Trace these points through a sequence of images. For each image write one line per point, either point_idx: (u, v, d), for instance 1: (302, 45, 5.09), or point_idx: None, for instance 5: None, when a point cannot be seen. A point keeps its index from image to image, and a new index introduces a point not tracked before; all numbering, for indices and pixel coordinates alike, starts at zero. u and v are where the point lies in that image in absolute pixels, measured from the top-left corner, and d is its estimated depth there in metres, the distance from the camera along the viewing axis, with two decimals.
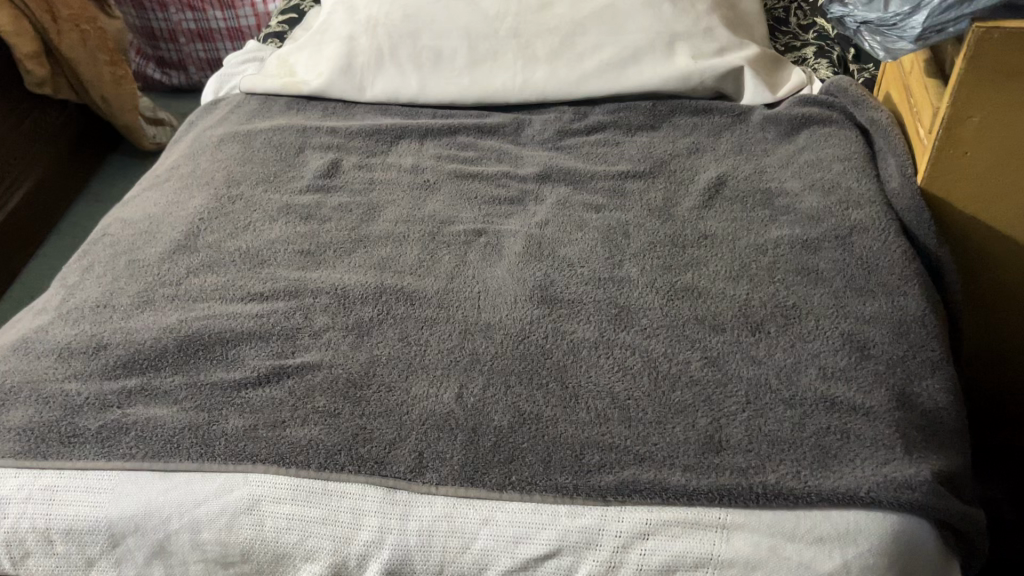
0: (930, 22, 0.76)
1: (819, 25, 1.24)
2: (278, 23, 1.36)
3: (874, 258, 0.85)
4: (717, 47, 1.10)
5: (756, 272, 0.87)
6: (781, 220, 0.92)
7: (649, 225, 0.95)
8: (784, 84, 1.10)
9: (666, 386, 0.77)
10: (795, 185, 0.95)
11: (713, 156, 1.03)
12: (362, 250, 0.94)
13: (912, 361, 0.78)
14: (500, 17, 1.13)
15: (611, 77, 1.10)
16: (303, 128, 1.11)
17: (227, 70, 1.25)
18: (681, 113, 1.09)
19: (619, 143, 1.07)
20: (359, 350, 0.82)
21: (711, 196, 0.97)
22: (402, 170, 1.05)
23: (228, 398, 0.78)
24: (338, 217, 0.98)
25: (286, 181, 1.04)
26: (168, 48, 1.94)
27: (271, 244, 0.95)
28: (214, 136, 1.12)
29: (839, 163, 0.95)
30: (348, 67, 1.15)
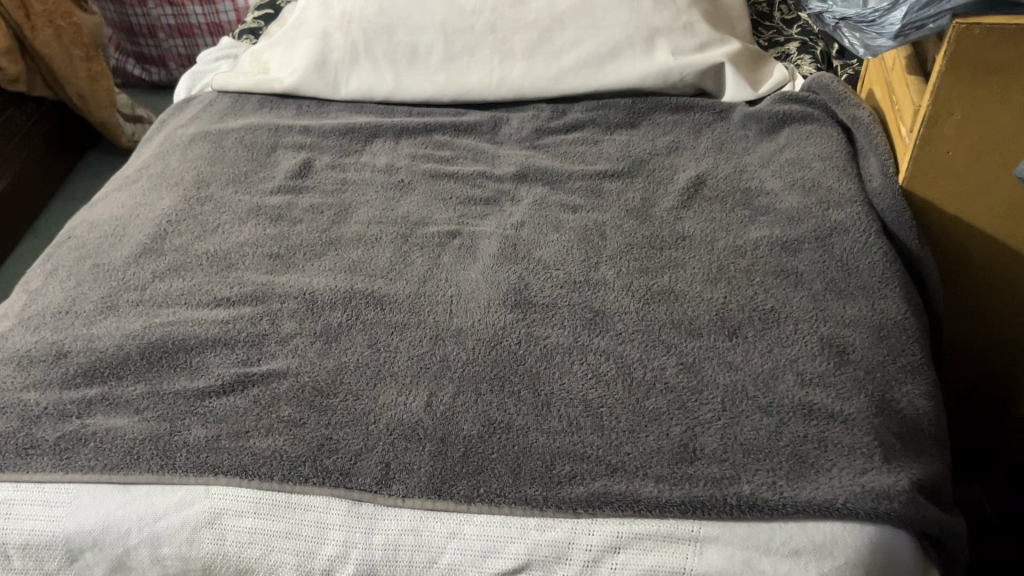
0: (910, 18, 0.74)
1: (802, 20, 1.22)
2: (253, 19, 1.33)
3: (855, 260, 0.83)
4: (697, 43, 1.07)
5: (734, 274, 0.85)
6: (760, 221, 0.90)
7: (627, 226, 0.93)
8: (766, 80, 1.08)
9: (641, 393, 0.75)
10: (775, 185, 0.93)
11: (693, 155, 1.01)
12: (332, 253, 0.92)
13: (892, 366, 0.76)
14: (476, 13, 1.11)
15: (589, 73, 1.08)
16: (275, 126, 1.09)
17: (200, 68, 1.22)
18: (661, 110, 1.07)
19: (598, 141, 1.05)
20: (327, 357, 0.80)
21: (690, 196, 0.95)
22: (376, 169, 1.03)
23: (191, 407, 0.76)
24: (309, 218, 0.96)
25: (257, 182, 1.01)
26: (147, 43, 1.91)
27: (240, 247, 0.92)
28: (184, 135, 1.10)
29: (820, 162, 0.93)
30: (321, 64, 1.13)
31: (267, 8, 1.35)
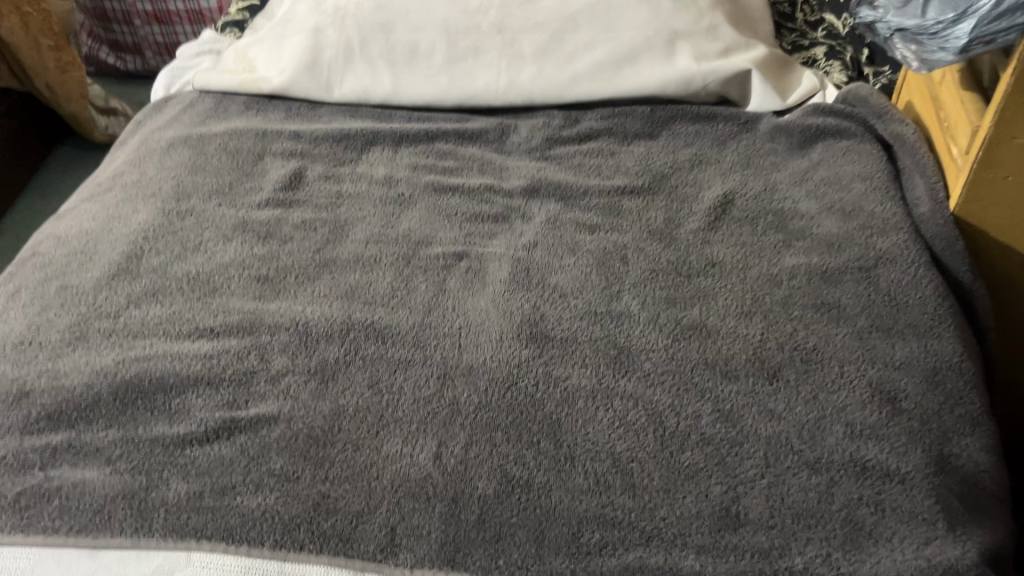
0: (976, 32, 0.66)
1: (828, 23, 1.15)
2: (238, 11, 1.24)
3: (903, 294, 0.76)
4: (721, 47, 1.00)
5: (771, 308, 0.78)
6: (796, 247, 0.83)
7: (650, 250, 0.85)
8: (794, 88, 1.00)
9: (674, 446, 0.67)
10: (810, 207, 0.86)
11: (718, 171, 0.93)
12: (327, 276, 0.83)
13: (950, 417, 0.69)
14: (481, 11, 1.02)
15: (605, 78, 0.99)
16: (263, 131, 1.00)
17: (180, 64, 1.13)
18: (682, 120, 1.00)
19: (614, 153, 0.97)
20: (322, 400, 0.72)
21: (717, 216, 0.88)
22: (374, 181, 0.95)
23: (169, 458, 0.68)
24: (301, 236, 0.88)
25: (242, 194, 0.93)
26: (123, 31, 1.80)
27: (224, 269, 0.84)
28: (163, 139, 1.00)
29: (860, 183, 0.85)
30: (313, 63, 1.04)
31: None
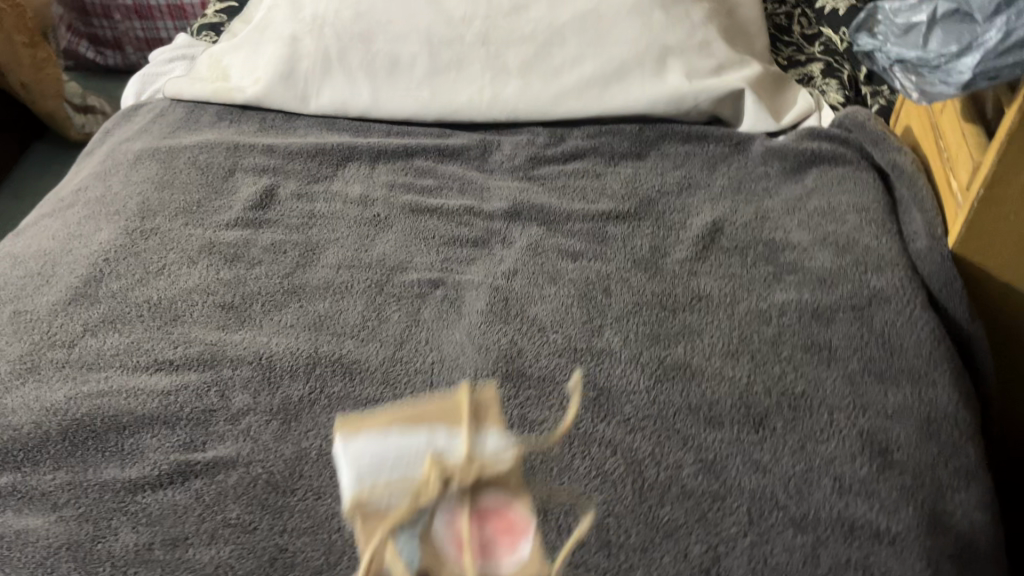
0: (982, 67, 0.63)
1: (826, 36, 1.10)
2: (215, 13, 1.19)
3: (898, 336, 0.72)
4: (714, 65, 0.96)
5: (759, 347, 0.74)
6: (786, 281, 0.79)
7: (634, 280, 0.81)
8: (789, 109, 0.96)
9: (654, 500, 0.64)
10: (802, 238, 0.82)
11: (708, 196, 0.89)
12: (295, 305, 0.79)
13: (944, 471, 0.65)
14: (465, 21, 0.98)
15: (592, 96, 0.95)
16: (234, 144, 0.96)
17: (152, 70, 1.08)
18: (671, 140, 0.96)
19: (600, 175, 0.93)
20: (283, 442, 0.68)
21: (705, 245, 0.84)
22: (348, 201, 0.90)
23: (119, 505, 0.64)
24: (270, 259, 0.84)
25: (210, 212, 0.89)
26: (103, 24, 1.75)
27: (187, 294, 0.80)
28: (130, 151, 0.96)
29: (854, 214, 0.81)
30: (289, 73, 1.00)
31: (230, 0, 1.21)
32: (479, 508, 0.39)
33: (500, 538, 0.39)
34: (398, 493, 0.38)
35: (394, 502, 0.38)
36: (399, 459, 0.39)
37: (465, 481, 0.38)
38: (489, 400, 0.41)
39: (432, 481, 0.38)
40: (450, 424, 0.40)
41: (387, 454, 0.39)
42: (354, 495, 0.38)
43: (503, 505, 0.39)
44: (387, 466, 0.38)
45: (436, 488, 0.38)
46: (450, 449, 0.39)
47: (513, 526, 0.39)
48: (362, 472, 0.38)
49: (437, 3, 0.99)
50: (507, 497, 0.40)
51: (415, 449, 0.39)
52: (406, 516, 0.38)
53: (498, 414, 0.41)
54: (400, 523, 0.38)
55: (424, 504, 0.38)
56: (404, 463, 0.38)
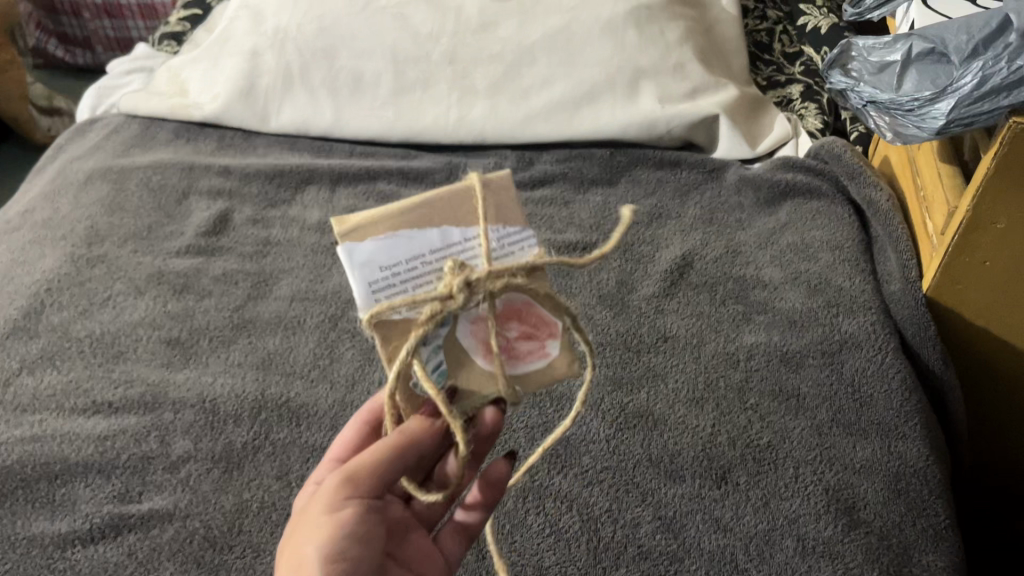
0: (957, 114, 0.60)
1: (807, 55, 1.07)
2: (177, 21, 1.16)
3: (868, 385, 0.70)
4: (688, 88, 0.92)
5: (724, 394, 0.71)
6: (756, 322, 0.76)
7: (599, 318, 0.78)
8: (765, 134, 0.93)
9: (608, 561, 0.61)
10: (774, 275, 0.79)
11: (678, 227, 0.86)
12: (244, 341, 0.76)
13: (912, 531, 0.62)
14: (432, 38, 0.95)
15: (561, 119, 0.92)
16: (188, 164, 0.92)
17: (108, 82, 1.04)
18: (643, 166, 0.93)
19: (568, 203, 0.90)
20: (224, 493, 0.65)
21: (674, 281, 0.81)
22: (306, 227, 0.87)
23: (46, 562, 0.61)
24: (221, 290, 0.80)
25: (161, 239, 0.85)
26: (71, 23, 1.70)
27: (131, 329, 0.77)
28: (81, 171, 0.92)
29: (828, 252, 0.78)
30: (248, 90, 0.96)
31: (194, 7, 1.16)
32: (504, 312, 0.50)
33: (521, 321, 0.50)
34: (426, 269, 0.47)
35: (414, 313, 0.47)
36: (414, 266, 0.47)
37: (484, 288, 0.46)
38: (499, 188, 0.50)
39: (454, 284, 0.46)
40: (457, 220, 0.48)
41: (403, 250, 0.47)
42: (374, 302, 0.47)
43: (526, 304, 0.50)
44: (401, 270, 0.47)
45: (461, 289, 0.46)
46: (465, 243, 0.48)
47: (533, 327, 0.51)
48: (378, 275, 0.47)
49: (402, 20, 0.96)
50: (522, 299, 0.50)
51: (431, 238, 0.48)
52: (430, 318, 0.46)
53: (508, 203, 0.50)
54: (425, 338, 0.47)
55: (451, 309, 0.46)
56: (421, 278, 0.47)
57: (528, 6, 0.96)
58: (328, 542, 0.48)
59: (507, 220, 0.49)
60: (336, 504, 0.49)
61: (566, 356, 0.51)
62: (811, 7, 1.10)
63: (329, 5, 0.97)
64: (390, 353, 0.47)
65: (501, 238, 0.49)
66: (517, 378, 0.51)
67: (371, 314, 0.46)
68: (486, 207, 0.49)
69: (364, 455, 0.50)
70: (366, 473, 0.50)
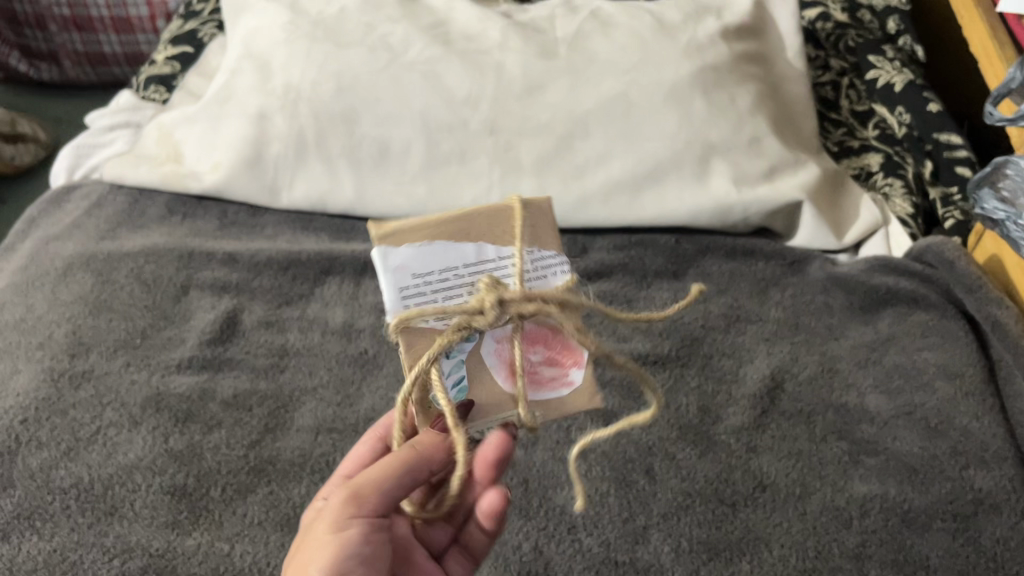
0: None
1: (878, 115, 0.96)
2: (165, 60, 1.01)
3: (1013, 560, 0.58)
4: (766, 166, 0.81)
5: (840, 565, 0.60)
6: (866, 466, 0.65)
7: (682, 458, 0.67)
8: (851, 221, 0.83)
9: None
10: (881, 406, 0.68)
11: (760, 334, 0.75)
12: (264, 488, 0.64)
13: None
14: (470, 102, 0.82)
15: (620, 203, 0.81)
16: (186, 251, 0.79)
17: (87, 140, 0.90)
18: (713, 256, 0.81)
19: (630, 301, 0.78)
20: None
21: (763, 408, 0.70)
22: (328, 330, 0.74)
23: None
24: (233, 419, 0.68)
25: (157, 350, 0.72)
26: (36, 36, 1.53)
27: (125, 474, 0.63)
28: (59, 257, 0.79)
29: (945, 381, 0.68)
30: (256, 160, 0.83)
31: (183, 45, 1.02)
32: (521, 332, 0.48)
33: (544, 346, 0.49)
34: (459, 282, 0.46)
35: (440, 324, 0.46)
36: (444, 279, 0.46)
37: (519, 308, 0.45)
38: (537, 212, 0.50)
39: (486, 301, 0.45)
40: (494, 238, 0.48)
41: (435, 260, 0.46)
42: (403, 309, 0.45)
43: (551, 329, 0.49)
44: (434, 280, 0.46)
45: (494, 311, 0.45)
46: (500, 260, 0.47)
47: (557, 354, 0.49)
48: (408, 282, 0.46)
49: (434, 79, 0.83)
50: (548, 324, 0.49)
51: (466, 252, 0.47)
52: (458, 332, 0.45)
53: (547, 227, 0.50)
54: (446, 350, 0.46)
55: (478, 324, 0.45)
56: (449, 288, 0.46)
57: (579, 66, 0.83)
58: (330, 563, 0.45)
59: (542, 243, 0.49)
60: (345, 521, 0.46)
61: (589, 386, 0.50)
62: (880, 59, 0.98)
63: (350, 60, 0.84)
64: (410, 360, 0.45)
65: (534, 262, 0.48)
66: (538, 404, 0.48)
67: (398, 319, 0.45)
68: (524, 225, 0.49)
69: (372, 471, 0.47)
70: (374, 490, 0.47)
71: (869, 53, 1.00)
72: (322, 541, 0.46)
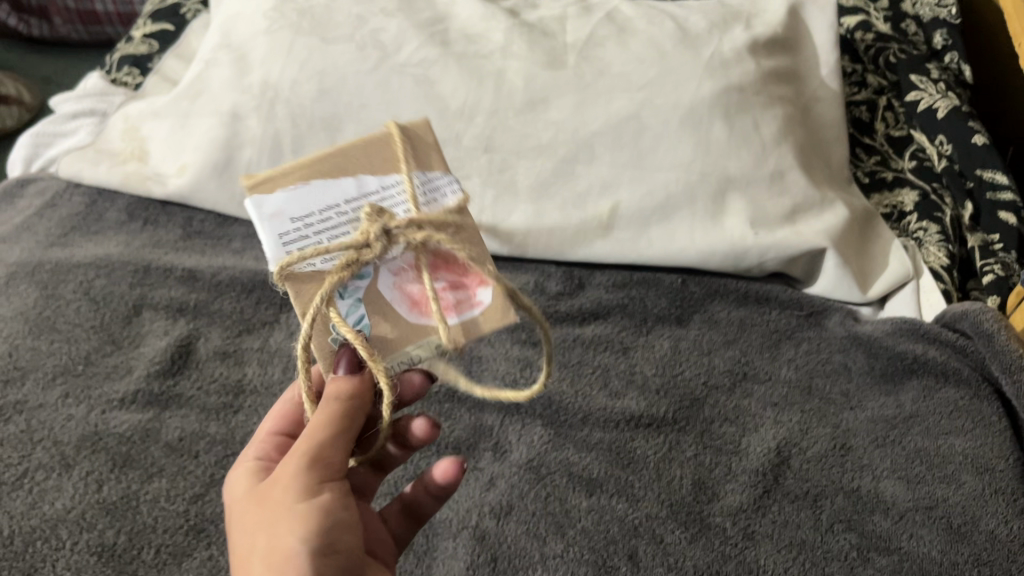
0: None
1: (916, 143, 0.86)
2: (142, 38, 0.93)
3: None
4: (788, 205, 0.72)
5: None
6: (876, 566, 0.58)
7: (670, 542, 0.59)
8: (879, 271, 0.75)
9: None
10: (898, 495, 0.61)
11: (767, 396, 0.68)
12: (202, 551, 0.57)
13: None
14: (464, 115, 0.74)
15: (623, 237, 0.74)
16: (142, 265, 0.74)
17: (52, 130, 0.87)
18: (722, 300, 0.75)
19: (626, 349, 0.72)
20: None
21: (765, 488, 0.62)
22: (291, 366, 0.68)
23: None
24: (176, 467, 0.61)
25: (101, 380, 0.66)
26: None
27: (50, 528, 0.57)
28: (5, 267, 0.74)
29: (972, 474, 0.61)
30: (223, 167, 0.76)
31: (163, 21, 0.94)
32: (443, 249, 0.43)
33: (449, 270, 0.44)
34: (340, 219, 0.42)
35: (327, 264, 0.42)
36: (324, 217, 0.42)
37: (406, 238, 0.42)
38: (414, 137, 0.46)
39: (371, 230, 0.41)
40: (374, 170, 0.44)
41: (315, 199, 0.42)
42: (283, 256, 0.42)
43: (455, 264, 0.44)
44: (316, 219, 0.42)
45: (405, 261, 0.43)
46: (382, 190, 0.43)
47: (463, 279, 0.44)
48: (290, 229, 0.42)
49: (427, 85, 0.75)
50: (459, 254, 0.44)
51: (345, 187, 0.43)
52: (343, 268, 0.41)
53: (427, 149, 0.46)
54: (341, 287, 0.42)
55: (366, 259, 0.41)
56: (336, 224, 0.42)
57: (589, 79, 0.75)
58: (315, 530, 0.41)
59: (424, 166, 0.45)
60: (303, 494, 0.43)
61: (502, 304, 0.44)
62: (924, 80, 0.88)
63: (335, 57, 0.76)
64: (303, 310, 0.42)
65: (423, 184, 0.45)
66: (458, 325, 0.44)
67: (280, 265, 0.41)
68: (404, 149, 0.45)
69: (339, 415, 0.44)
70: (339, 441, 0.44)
71: (912, 71, 0.89)
72: (292, 514, 0.42)
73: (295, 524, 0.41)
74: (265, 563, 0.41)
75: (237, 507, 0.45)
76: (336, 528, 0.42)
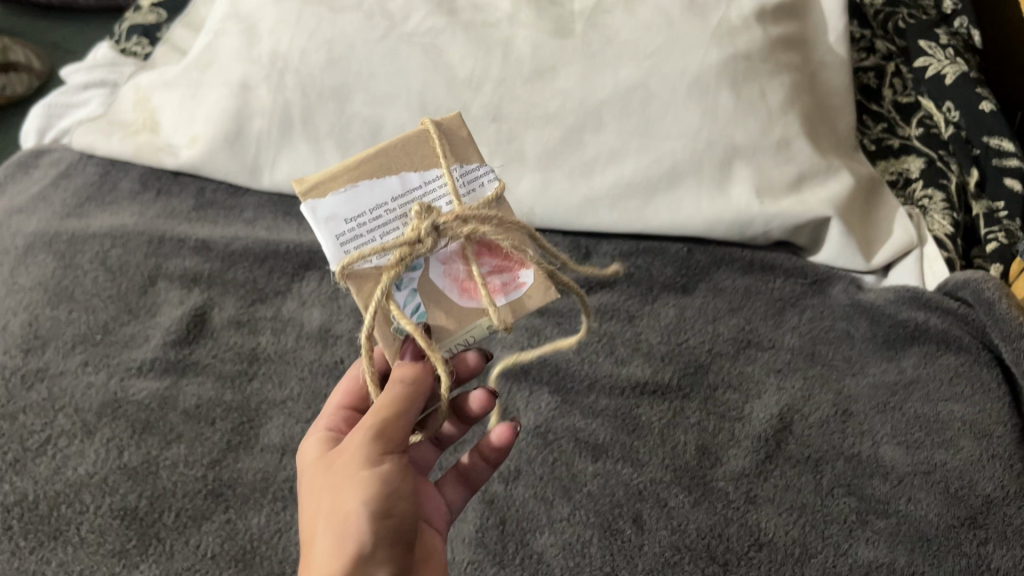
0: None
1: (923, 110, 0.86)
2: (151, 8, 0.94)
3: None
4: (794, 174, 0.73)
5: None
6: (874, 529, 0.59)
7: (674, 506, 0.61)
8: (884, 238, 0.75)
9: None
10: (897, 460, 0.62)
11: (770, 363, 0.69)
12: (221, 515, 0.59)
13: None
14: (471, 84, 0.75)
15: (629, 205, 0.74)
16: (156, 235, 0.75)
17: (65, 100, 0.87)
18: (727, 269, 0.76)
19: (632, 318, 0.73)
20: None
21: (768, 453, 0.64)
22: (304, 335, 0.69)
23: None
24: (194, 433, 0.63)
25: (119, 348, 0.68)
26: None
27: (74, 492, 0.59)
28: (22, 237, 0.76)
29: (971, 440, 0.62)
30: (234, 137, 0.77)
31: None
32: (490, 240, 0.46)
33: (493, 255, 0.47)
34: (389, 217, 0.45)
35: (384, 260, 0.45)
36: (374, 216, 0.45)
37: (452, 233, 0.45)
38: (452, 127, 0.47)
39: (420, 229, 0.44)
40: (415, 165, 0.46)
41: (366, 199, 0.45)
42: (344, 255, 0.44)
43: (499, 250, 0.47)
44: (367, 219, 0.45)
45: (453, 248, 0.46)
46: (425, 186, 0.46)
47: (506, 263, 0.47)
48: (345, 228, 0.44)
49: (434, 55, 0.75)
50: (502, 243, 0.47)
51: (391, 184, 0.45)
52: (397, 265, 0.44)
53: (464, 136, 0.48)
54: (397, 281, 0.45)
55: (420, 253, 0.44)
56: (380, 222, 0.45)
57: (596, 47, 0.75)
58: (376, 495, 0.43)
59: (463, 158, 0.47)
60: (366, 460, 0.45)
61: (544, 282, 0.48)
62: (933, 45, 0.87)
63: (343, 27, 0.76)
64: (364, 303, 0.44)
65: (462, 176, 0.47)
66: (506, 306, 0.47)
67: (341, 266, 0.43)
68: (443, 142, 0.47)
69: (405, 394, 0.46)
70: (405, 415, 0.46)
71: (920, 36, 0.88)
72: (354, 478, 0.44)
73: (358, 488, 0.43)
74: (328, 526, 0.43)
75: (306, 480, 0.47)
76: (396, 495, 0.44)
